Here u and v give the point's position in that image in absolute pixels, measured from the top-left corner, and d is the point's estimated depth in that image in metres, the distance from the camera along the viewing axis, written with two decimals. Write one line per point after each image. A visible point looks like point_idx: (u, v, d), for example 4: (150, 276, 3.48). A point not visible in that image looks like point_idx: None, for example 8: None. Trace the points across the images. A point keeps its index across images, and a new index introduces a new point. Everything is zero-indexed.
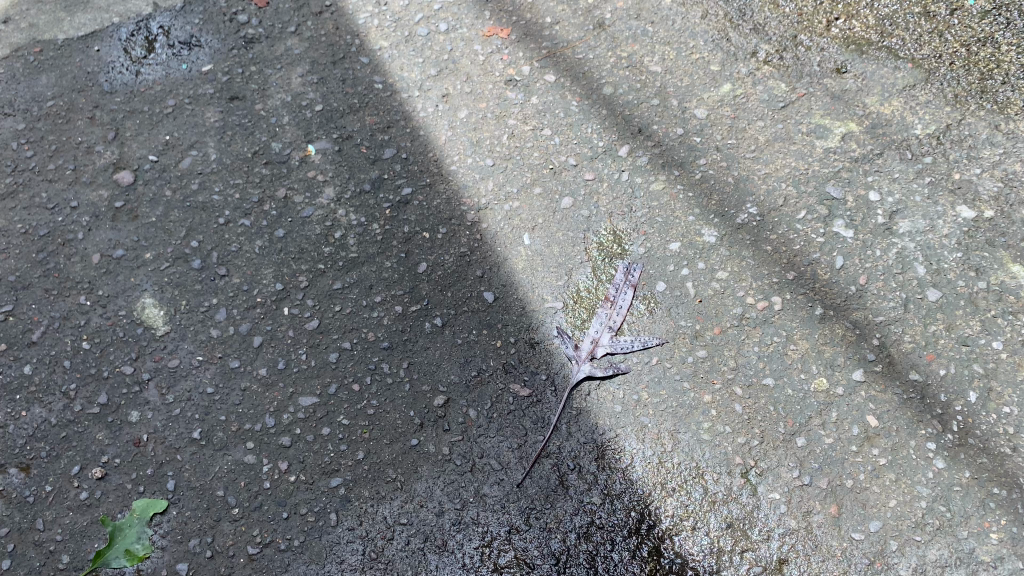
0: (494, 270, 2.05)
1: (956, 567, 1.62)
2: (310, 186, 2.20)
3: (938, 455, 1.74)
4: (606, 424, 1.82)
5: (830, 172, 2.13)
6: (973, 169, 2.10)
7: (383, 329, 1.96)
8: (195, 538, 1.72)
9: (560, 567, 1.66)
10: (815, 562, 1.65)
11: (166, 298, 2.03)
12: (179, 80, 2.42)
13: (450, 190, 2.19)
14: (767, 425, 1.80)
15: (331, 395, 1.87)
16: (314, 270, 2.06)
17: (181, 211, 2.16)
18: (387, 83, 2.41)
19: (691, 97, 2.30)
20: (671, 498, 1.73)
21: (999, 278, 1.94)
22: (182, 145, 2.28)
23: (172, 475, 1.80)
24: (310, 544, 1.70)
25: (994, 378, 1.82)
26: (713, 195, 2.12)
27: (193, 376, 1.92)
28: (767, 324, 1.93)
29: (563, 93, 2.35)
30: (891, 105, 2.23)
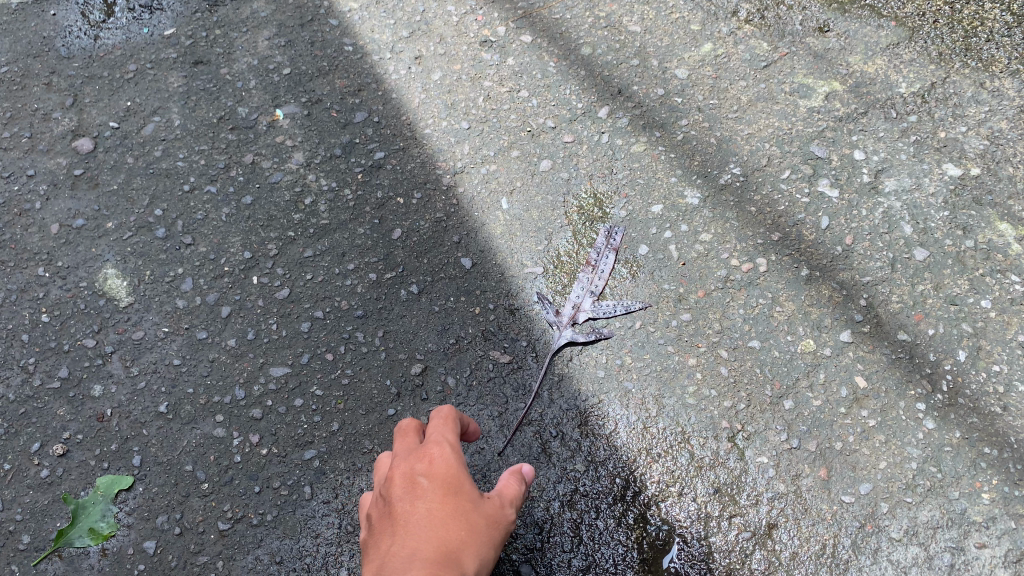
0: (471, 235, 1.98)
1: (948, 529, 1.59)
2: (279, 152, 2.12)
3: (928, 415, 1.70)
4: (589, 390, 1.77)
5: (813, 131, 2.09)
6: (959, 127, 2.06)
7: (357, 297, 1.89)
8: (162, 515, 1.65)
9: (543, 536, 1.62)
10: (805, 526, 1.61)
11: (129, 268, 1.95)
12: (140, 44, 2.33)
13: (424, 154, 2.12)
14: (753, 388, 1.75)
15: (304, 365, 1.80)
16: (283, 237, 1.98)
17: (144, 179, 2.08)
18: (357, 46, 2.33)
19: (672, 57, 2.24)
20: (656, 464, 1.68)
21: (987, 236, 1.90)
22: (144, 111, 2.19)
23: (138, 450, 1.72)
24: (284, 519, 1.64)
25: (984, 337, 1.78)
26: (696, 156, 2.07)
27: (159, 348, 1.84)
28: (752, 286, 1.88)
29: (540, 54, 2.28)
30: (875, 63, 2.18)
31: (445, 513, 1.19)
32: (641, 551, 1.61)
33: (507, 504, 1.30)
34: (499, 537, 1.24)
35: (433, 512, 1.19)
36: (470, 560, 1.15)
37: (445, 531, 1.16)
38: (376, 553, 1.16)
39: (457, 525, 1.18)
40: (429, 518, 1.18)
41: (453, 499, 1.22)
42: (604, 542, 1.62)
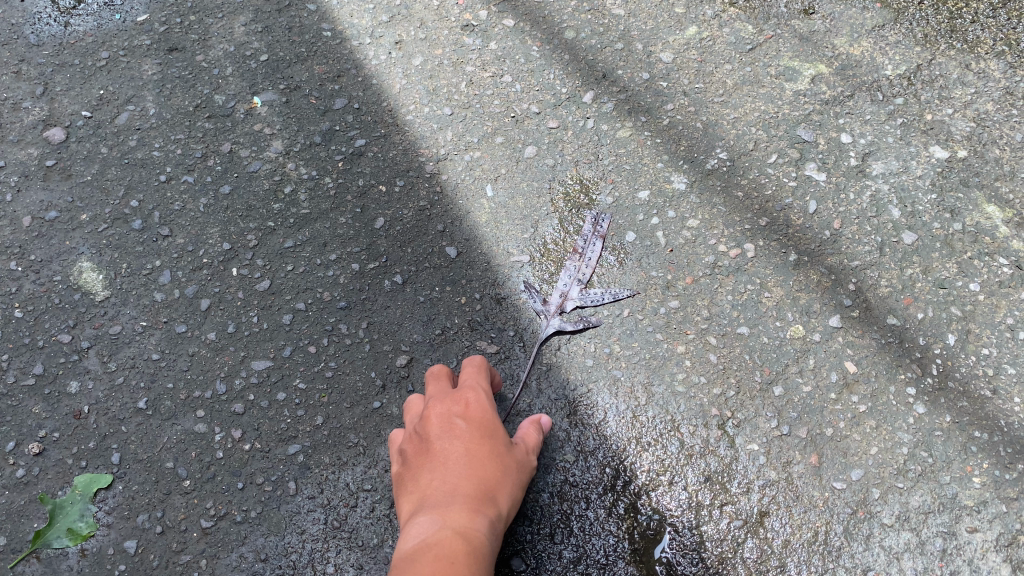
0: (456, 223, 1.95)
1: (939, 513, 1.58)
2: (257, 140, 2.07)
3: (918, 400, 1.69)
4: (578, 380, 1.75)
5: (800, 114, 2.06)
6: (945, 110, 2.05)
7: (340, 288, 1.85)
8: (143, 513, 1.61)
9: (533, 527, 1.60)
10: (797, 514, 1.60)
11: (105, 261, 1.90)
12: (112, 30, 2.27)
13: (406, 141, 2.08)
14: (743, 374, 1.74)
15: (286, 358, 1.76)
16: (263, 227, 1.94)
17: (118, 169, 2.03)
18: (336, 31, 2.28)
19: (656, 41, 2.21)
20: (647, 453, 1.67)
21: (974, 219, 1.89)
22: (118, 99, 2.14)
23: (117, 448, 1.68)
24: (269, 515, 1.60)
25: (973, 320, 1.77)
26: (682, 140, 2.04)
27: (137, 343, 1.80)
28: (740, 272, 1.86)
29: (523, 38, 2.24)
30: (861, 45, 2.16)
31: (482, 447, 1.38)
32: (632, 542, 1.59)
33: (529, 452, 1.49)
34: (522, 477, 1.43)
35: (471, 447, 1.37)
36: (501, 493, 1.34)
37: (483, 466, 1.35)
38: (419, 481, 1.34)
39: (490, 464, 1.36)
40: (467, 451, 1.36)
41: (487, 440, 1.40)
42: (595, 533, 1.60)
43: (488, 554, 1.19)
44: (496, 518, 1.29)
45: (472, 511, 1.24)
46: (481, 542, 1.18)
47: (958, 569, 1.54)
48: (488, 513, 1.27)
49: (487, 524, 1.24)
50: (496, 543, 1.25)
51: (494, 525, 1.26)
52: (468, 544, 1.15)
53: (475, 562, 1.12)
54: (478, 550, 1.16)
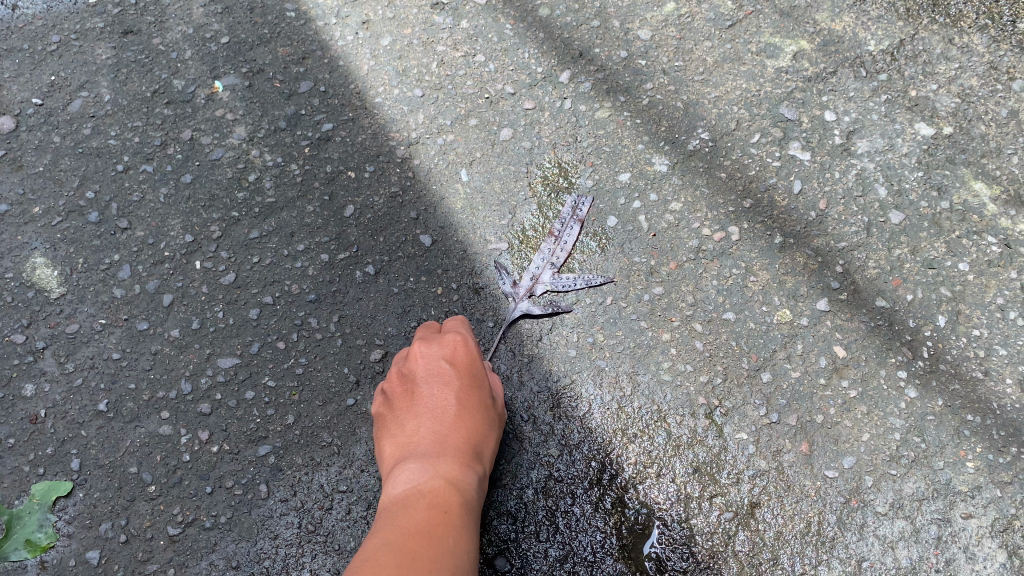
0: (430, 210, 1.87)
1: (933, 500, 1.54)
2: (219, 126, 1.98)
3: (909, 384, 1.64)
4: (560, 371, 1.68)
5: (782, 92, 2.01)
6: (929, 85, 2.00)
7: (309, 280, 1.77)
8: (106, 522, 1.53)
9: (517, 526, 1.54)
10: (789, 504, 1.55)
11: (60, 256, 1.81)
12: (63, 13, 2.15)
13: (376, 125, 2.00)
14: (730, 361, 1.68)
15: (254, 355, 1.68)
16: (227, 218, 1.85)
17: (72, 159, 1.93)
18: (300, 10, 2.19)
19: (634, 18, 2.14)
20: (633, 445, 1.61)
21: (962, 197, 1.84)
22: (70, 85, 2.03)
23: (76, 453, 1.60)
24: (240, 520, 1.53)
25: (963, 301, 1.73)
26: (662, 121, 1.98)
27: (96, 342, 1.71)
28: (725, 255, 1.80)
29: (495, 17, 2.16)
30: (842, 20, 2.10)
31: (469, 394, 1.47)
32: (620, 538, 1.53)
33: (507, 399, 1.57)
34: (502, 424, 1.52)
35: (457, 395, 1.46)
36: (487, 440, 1.44)
37: (469, 415, 1.44)
38: (406, 427, 1.44)
39: (476, 412, 1.45)
40: (454, 399, 1.45)
41: (476, 389, 1.47)
42: (582, 529, 1.54)
43: (475, 500, 1.32)
44: (481, 464, 1.40)
45: (460, 460, 1.35)
46: (470, 490, 1.30)
47: (953, 556, 1.50)
48: (475, 462, 1.38)
49: (474, 473, 1.36)
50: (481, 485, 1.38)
51: (480, 471, 1.38)
52: (458, 497, 1.26)
53: (464, 513, 1.25)
54: (465, 501, 1.27)
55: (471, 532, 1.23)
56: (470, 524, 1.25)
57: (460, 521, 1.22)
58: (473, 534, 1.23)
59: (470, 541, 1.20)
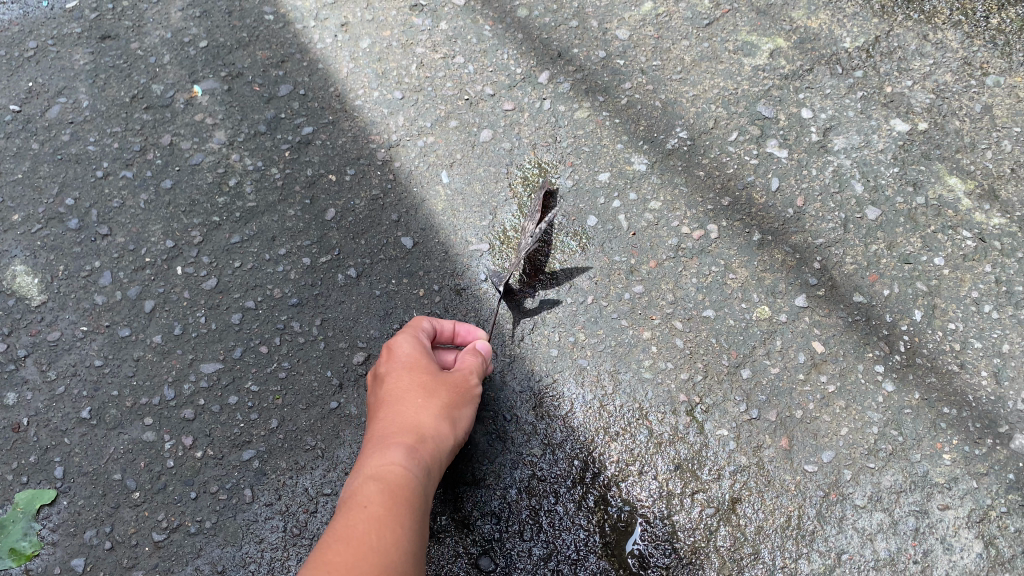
0: (411, 212, 1.88)
1: (911, 492, 1.56)
2: (198, 131, 1.98)
3: (887, 378, 1.67)
4: (542, 370, 1.70)
5: (759, 90, 2.02)
6: (904, 82, 2.02)
7: (291, 284, 1.78)
8: (90, 529, 1.53)
9: (501, 526, 1.56)
10: (769, 499, 1.56)
11: (40, 264, 1.81)
12: (40, 19, 2.17)
13: (356, 128, 2.00)
14: (710, 358, 1.70)
15: (237, 360, 1.68)
16: (208, 223, 1.85)
17: (51, 166, 1.93)
18: (278, 14, 2.19)
19: (612, 18, 2.15)
20: (615, 443, 1.62)
21: (937, 192, 1.87)
22: (48, 92, 2.04)
23: (60, 461, 1.60)
24: (224, 525, 1.53)
25: (938, 295, 1.75)
26: (641, 120, 1.99)
27: (78, 349, 1.71)
28: (704, 253, 1.82)
29: (474, 18, 2.16)
30: (818, 18, 2.12)
31: (410, 384, 1.41)
32: (603, 535, 1.55)
33: (471, 373, 1.48)
34: (465, 398, 1.43)
35: (396, 389, 1.41)
36: (432, 419, 1.37)
37: (406, 403, 1.38)
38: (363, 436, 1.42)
39: (419, 396, 1.39)
40: (393, 394, 1.40)
41: (411, 375, 1.43)
42: (565, 528, 1.55)
43: (414, 483, 1.24)
44: (427, 445, 1.32)
45: (390, 447, 1.29)
46: (399, 476, 1.23)
47: (930, 547, 1.51)
48: (413, 442, 1.31)
49: (411, 453, 1.28)
50: (431, 466, 1.31)
51: (421, 451, 1.30)
52: (377, 488, 1.20)
53: (386, 502, 1.18)
54: (390, 487, 1.21)
55: (396, 519, 1.16)
56: (398, 510, 1.18)
57: (377, 514, 1.16)
58: (399, 519, 1.17)
59: (391, 531, 1.14)
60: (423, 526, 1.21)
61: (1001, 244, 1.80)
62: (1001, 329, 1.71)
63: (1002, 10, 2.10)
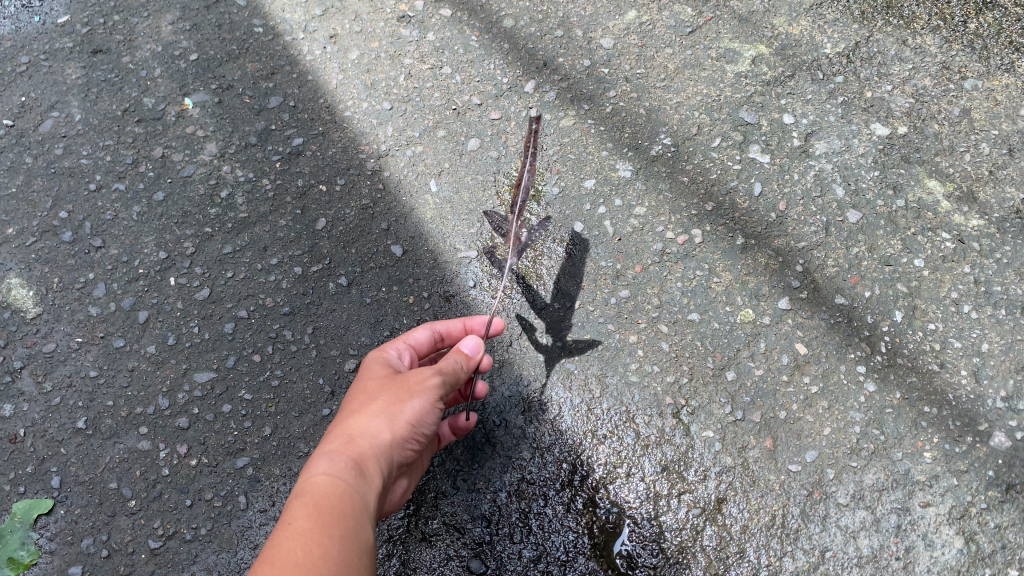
0: (400, 221, 1.91)
1: (893, 490, 1.58)
2: (190, 143, 2.01)
3: (868, 378, 1.70)
4: (530, 375, 1.74)
5: (742, 96, 2.06)
6: (884, 86, 2.05)
7: (283, 293, 1.80)
8: (87, 538, 1.56)
9: (492, 529, 1.59)
10: (754, 499, 1.59)
11: (35, 276, 1.84)
12: (32, 34, 2.20)
13: (345, 138, 2.03)
14: (695, 361, 1.73)
15: (230, 369, 1.71)
16: (200, 234, 1.88)
17: (45, 180, 1.96)
18: (267, 26, 2.22)
19: (596, 27, 2.19)
20: (603, 445, 1.65)
21: (917, 195, 1.90)
22: (41, 106, 2.07)
23: (56, 471, 1.62)
24: (219, 532, 1.56)
25: (918, 296, 1.78)
26: (626, 127, 2.03)
27: (73, 360, 1.74)
28: (689, 258, 1.85)
29: (461, 28, 2.20)
30: (799, 24, 2.16)
31: (359, 397, 1.39)
32: (592, 537, 1.58)
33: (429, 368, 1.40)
34: (413, 398, 1.35)
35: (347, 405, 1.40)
36: (371, 423, 1.32)
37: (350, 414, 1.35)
38: None
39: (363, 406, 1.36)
40: (343, 409, 1.38)
41: (365, 387, 1.41)
42: (554, 530, 1.58)
43: (345, 490, 1.21)
44: (362, 449, 1.29)
45: (321, 456, 1.26)
46: (324, 485, 1.21)
47: (912, 544, 1.54)
48: (344, 448, 1.27)
49: (341, 460, 1.25)
50: (369, 471, 1.27)
51: (353, 456, 1.27)
52: (301, 501, 1.18)
53: (310, 515, 1.16)
54: (312, 500, 1.18)
55: (320, 529, 1.15)
56: (321, 523, 1.15)
57: (300, 528, 1.14)
58: (324, 529, 1.15)
59: (314, 543, 1.13)
60: (360, 533, 1.18)
61: (980, 245, 1.83)
62: (980, 328, 1.74)
63: (980, 15, 2.14)
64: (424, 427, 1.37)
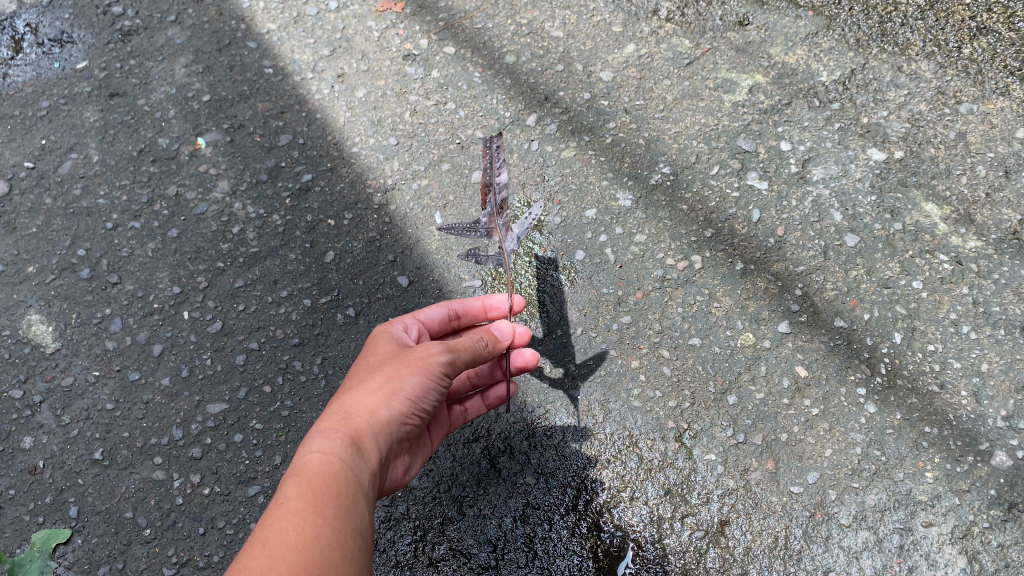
0: (406, 252, 1.96)
1: (895, 510, 1.59)
2: (203, 181, 2.08)
3: (869, 400, 1.71)
4: (534, 402, 1.78)
5: (739, 125, 2.10)
6: (880, 112, 2.07)
7: (292, 325, 1.85)
8: (104, 566, 1.60)
9: (497, 554, 1.61)
10: (756, 521, 1.60)
11: (54, 312, 1.90)
12: (52, 79, 2.29)
13: (353, 173, 2.09)
14: (697, 385, 1.76)
15: (241, 400, 1.76)
16: (213, 269, 1.94)
17: (64, 219, 2.03)
18: (277, 67, 2.30)
19: (596, 61, 2.25)
20: (607, 470, 1.68)
21: (914, 218, 1.91)
22: (61, 148, 2.16)
23: (74, 501, 1.67)
24: (231, 559, 1.59)
25: (917, 317, 1.79)
26: (625, 157, 2.08)
27: (90, 393, 1.79)
28: (689, 283, 1.89)
29: (464, 65, 2.26)
30: (795, 53, 2.20)
31: (361, 380, 1.44)
32: (596, 560, 1.60)
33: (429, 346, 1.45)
34: (412, 377, 1.41)
35: (348, 384, 1.45)
36: (370, 404, 1.38)
37: (351, 395, 1.41)
38: None
39: (363, 386, 1.42)
40: (343, 390, 1.44)
41: (368, 372, 1.47)
42: (559, 554, 1.61)
43: (340, 469, 1.26)
44: (359, 429, 1.34)
45: (319, 436, 1.32)
46: (318, 464, 1.25)
47: (915, 564, 1.54)
48: (341, 428, 1.32)
49: (338, 439, 1.30)
50: (365, 450, 1.32)
51: (350, 435, 1.32)
52: (295, 481, 1.23)
53: (303, 495, 1.21)
54: (307, 478, 1.23)
55: (312, 510, 1.19)
56: (316, 502, 1.20)
57: (294, 508, 1.19)
58: (317, 509, 1.20)
59: (307, 524, 1.18)
60: (354, 514, 1.23)
61: (978, 266, 1.83)
62: (980, 348, 1.74)
63: (974, 40, 2.15)
64: (424, 406, 1.42)
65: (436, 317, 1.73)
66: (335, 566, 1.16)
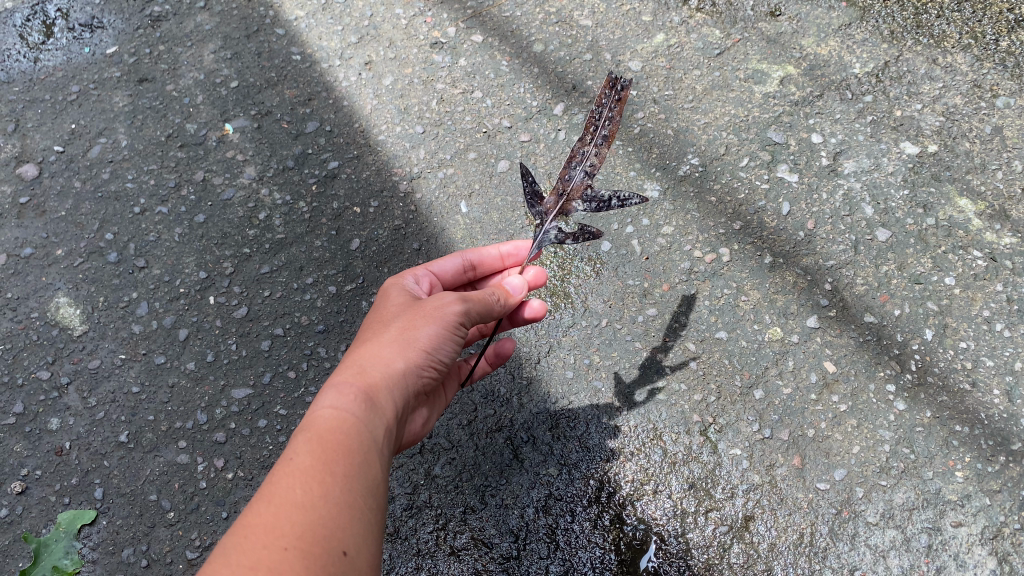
0: (431, 241, 1.95)
1: (924, 509, 1.55)
2: (230, 167, 2.09)
3: (898, 397, 1.67)
4: (558, 392, 1.77)
5: (770, 116, 2.07)
6: (914, 105, 2.04)
7: (317, 312, 1.85)
8: (128, 548, 1.61)
9: (519, 544, 1.60)
10: (781, 517, 1.58)
11: (82, 295, 1.91)
12: (82, 64, 2.31)
13: (379, 161, 2.09)
14: (723, 380, 1.73)
15: (265, 385, 1.76)
16: (238, 254, 1.94)
17: (92, 203, 2.05)
18: (305, 54, 2.30)
19: (624, 50, 2.23)
20: (630, 462, 1.66)
21: (947, 213, 1.88)
22: (89, 133, 2.17)
23: (99, 483, 1.68)
24: None
25: (949, 314, 1.76)
26: (653, 148, 2.06)
27: (116, 376, 1.80)
28: (716, 276, 1.87)
29: (493, 54, 2.25)
30: (828, 45, 2.17)
31: (375, 334, 1.42)
32: (618, 553, 1.58)
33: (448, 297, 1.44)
34: (427, 329, 1.40)
35: (361, 337, 1.43)
36: (384, 357, 1.35)
37: (365, 349, 1.38)
38: None
39: (378, 339, 1.40)
40: (356, 342, 1.42)
41: (381, 325, 1.44)
42: (581, 546, 1.59)
43: (352, 424, 1.23)
44: (373, 382, 1.31)
45: (332, 391, 1.29)
46: (329, 421, 1.22)
47: (944, 564, 1.50)
48: (354, 381, 1.30)
49: (352, 393, 1.28)
50: (378, 405, 1.29)
51: (364, 390, 1.29)
52: (305, 436, 1.20)
53: (313, 451, 1.17)
54: (318, 434, 1.20)
55: (321, 468, 1.15)
56: (328, 458, 1.17)
57: (302, 465, 1.15)
58: (326, 467, 1.16)
59: (315, 481, 1.14)
60: (365, 471, 1.19)
61: (1012, 263, 1.80)
62: (1012, 347, 1.70)
63: (1011, 33, 2.11)
64: (439, 357, 1.41)
65: (450, 268, 1.70)
66: (343, 524, 1.12)
